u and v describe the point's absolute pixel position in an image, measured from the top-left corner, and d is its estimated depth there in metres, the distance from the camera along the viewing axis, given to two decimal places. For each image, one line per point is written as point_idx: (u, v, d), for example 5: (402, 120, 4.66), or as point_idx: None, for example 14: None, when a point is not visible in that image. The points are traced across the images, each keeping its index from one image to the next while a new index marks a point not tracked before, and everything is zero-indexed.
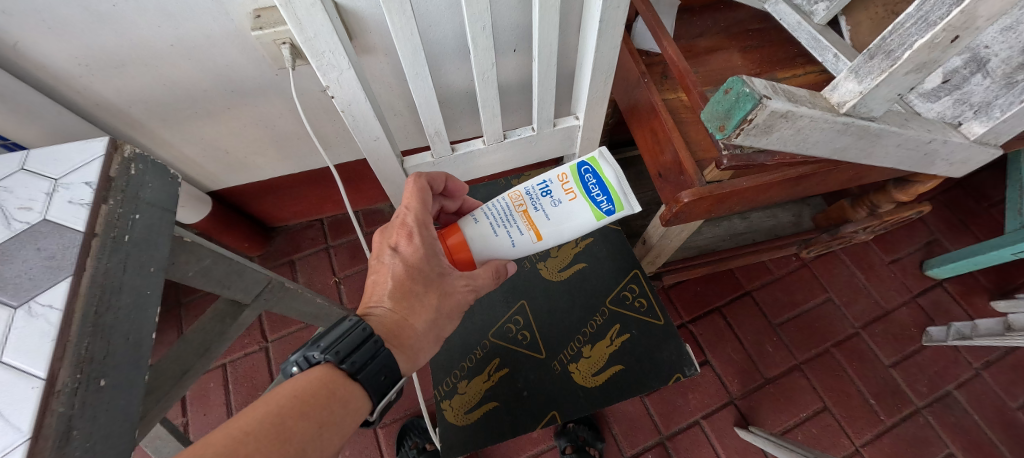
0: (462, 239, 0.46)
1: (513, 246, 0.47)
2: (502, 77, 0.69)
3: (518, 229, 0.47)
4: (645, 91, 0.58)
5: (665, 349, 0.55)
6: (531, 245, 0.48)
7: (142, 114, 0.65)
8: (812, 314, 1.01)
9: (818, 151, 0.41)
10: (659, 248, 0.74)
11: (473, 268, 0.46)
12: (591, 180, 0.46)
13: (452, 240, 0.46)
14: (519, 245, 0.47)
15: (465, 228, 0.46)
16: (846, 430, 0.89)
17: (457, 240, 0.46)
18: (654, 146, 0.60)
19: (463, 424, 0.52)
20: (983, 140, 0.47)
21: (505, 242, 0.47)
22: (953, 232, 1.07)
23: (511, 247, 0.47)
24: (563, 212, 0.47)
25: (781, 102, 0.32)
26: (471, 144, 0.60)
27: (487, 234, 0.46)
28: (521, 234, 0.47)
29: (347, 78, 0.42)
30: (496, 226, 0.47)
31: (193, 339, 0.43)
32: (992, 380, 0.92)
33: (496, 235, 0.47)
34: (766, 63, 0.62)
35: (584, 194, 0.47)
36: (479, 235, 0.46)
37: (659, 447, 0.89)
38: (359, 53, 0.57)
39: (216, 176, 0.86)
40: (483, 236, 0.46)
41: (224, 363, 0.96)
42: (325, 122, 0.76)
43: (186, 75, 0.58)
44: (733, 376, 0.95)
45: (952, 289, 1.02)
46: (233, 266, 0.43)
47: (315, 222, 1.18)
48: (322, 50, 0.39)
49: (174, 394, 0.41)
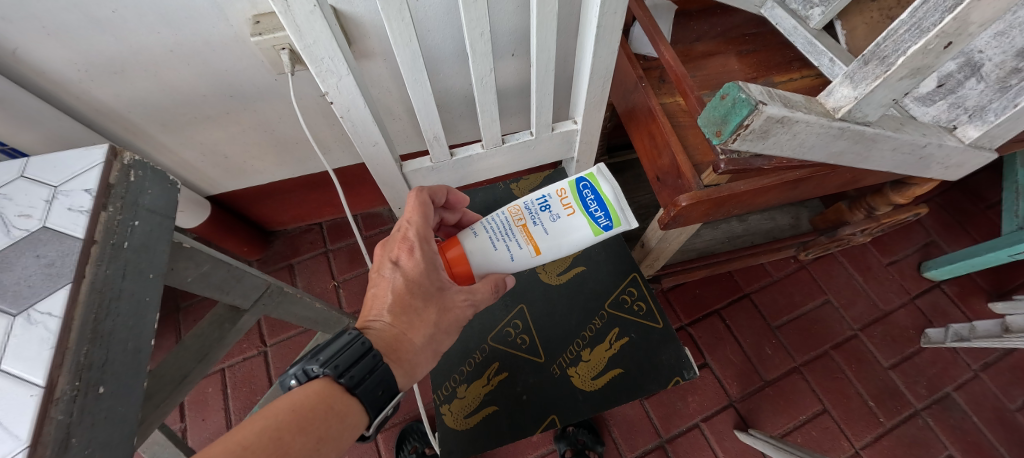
0: (462, 252, 0.46)
1: (512, 260, 0.47)
2: (501, 82, 0.69)
3: (518, 243, 0.47)
4: (643, 96, 0.58)
5: (665, 352, 0.55)
6: (530, 259, 0.48)
7: (141, 119, 0.65)
8: (812, 315, 1.01)
9: (815, 155, 0.41)
10: (658, 251, 0.74)
11: (473, 282, 0.46)
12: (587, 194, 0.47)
13: (451, 253, 0.46)
14: (518, 259, 0.47)
15: (465, 241, 0.47)
16: (846, 432, 0.89)
17: (457, 253, 0.46)
18: (652, 150, 0.60)
19: (462, 428, 0.52)
20: (978, 144, 0.47)
21: (504, 256, 0.47)
22: (951, 233, 1.08)
23: (510, 261, 0.47)
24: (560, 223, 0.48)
25: (777, 108, 0.32)
26: (470, 148, 0.59)
27: (487, 247, 0.47)
28: (520, 248, 0.47)
29: (347, 83, 0.42)
30: (496, 240, 0.47)
31: (192, 344, 0.44)
32: (991, 381, 0.92)
33: (496, 249, 0.47)
34: (763, 67, 0.63)
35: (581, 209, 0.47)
36: (479, 249, 0.46)
37: (659, 450, 0.88)
38: (359, 59, 0.58)
39: (214, 181, 0.86)
40: (483, 249, 0.46)
41: (224, 368, 0.96)
42: (324, 126, 0.76)
43: (186, 80, 0.59)
44: (732, 379, 0.95)
45: (950, 291, 1.02)
46: (232, 271, 0.43)
47: (314, 226, 1.18)
48: (321, 56, 0.39)
49: (173, 401, 0.41)
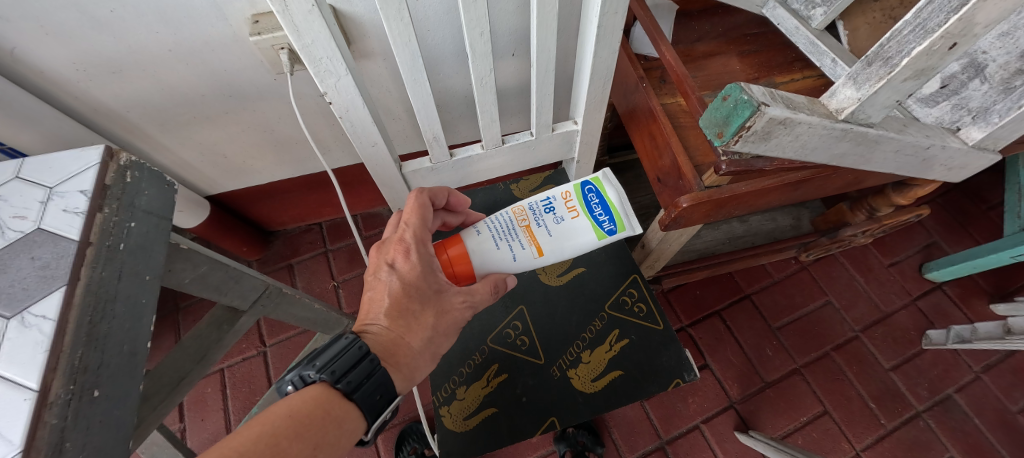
0: (463, 251, 0.45)
1: (514, 261, 0.47)
2: (501, 81, 0.69)
3: (520, 243, 0.47)
4: (643, 96, 0.58)
5: (665, 354, 0.55)
6: (532, 261, 0.47)
7: (140, 118, 0.64)
8: (812, 316, 1.01)
9: (817, 157, 0.41)
10: (658, 252, 0.74)
11: (473, 282, 0.46)
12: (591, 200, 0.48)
13: (452, 252, 0.45)
14: (520, 260, 0.47)
15: (467, 241, 0.46)
16: (846, 434, 0.88)
17: (458, 251, 0.45)
18: (653, 150, 0.60)
19: (461, 430, 0.51)
20: (982, 145, 0.47)
21: (506, 255, 0.46)
22: (952, 234, 1.08)
23: (512, 262, 0.47)
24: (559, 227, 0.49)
25: (780, 109, 0.31)
26: (470, 149, 0.59)
27: (488, 247, 0.46)
28: (523, 249, 0.47)
29: (345, 84, 0.42)
30: (499, 239, 0.47)
31: (190, 346, 0.44)
32: (992, 383, 0.92)
33: (497, 248, 0.46)
34: (764, 67, 0.62)
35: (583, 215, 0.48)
36: (480, 248, 0.46)
37: (660, 452, 0.88)
38: (358, 58, 0.57)
39: (214, 181, 0.86)
40: (484, 249, 0.46)
41: (223, 368, 0.96)
42: (324, 126, 0.75)
43: (185, 80, 0.59)
44: (733, 380, 0.94)
45: (951, 292, 1.02)
46: (230, 273, 0.43)
47: (314, 226, 1.18)
48: (320, 56, 0.39)
49: (170, 402, 0.41)
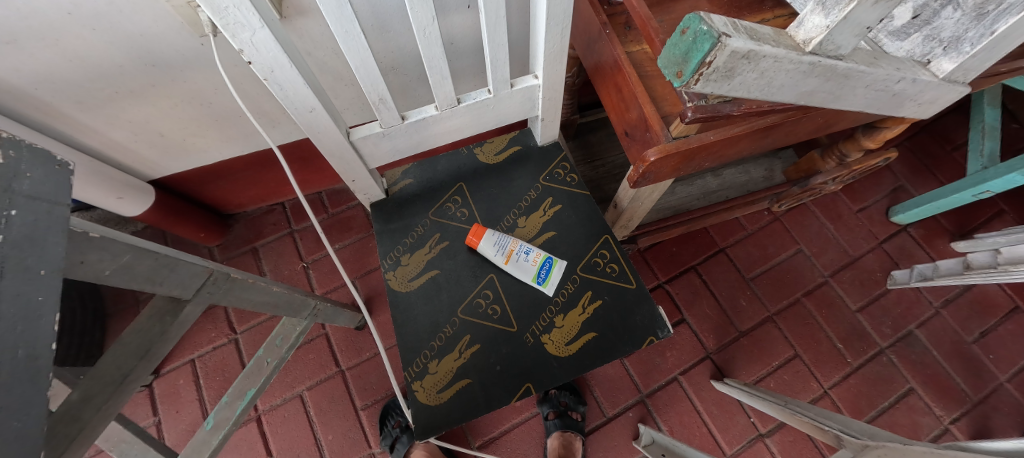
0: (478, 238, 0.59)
1: (499, 248, 0.59)
2: (456, 38, 0.63)
3: (502, 248, 0.59)
4: (608, 45, 0.54)
5: (639, 314, 0.55)
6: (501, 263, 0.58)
7: (53, 97, 0.56)
8: (784, 266, 1.03)
9: (785, 96, 0.38)
10: (631, 211, 0.72)
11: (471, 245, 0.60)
12: (544, 272, 0.58)
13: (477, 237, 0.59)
14: (495, 256, 0.59)
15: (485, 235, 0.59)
16: (815, 374, 0.93)
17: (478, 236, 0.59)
18: (619, 103, 0.56)
19: (435, 403, 0.51)
20: (951, 77, 0.45)
21: (492, 247, 0.59)
22: (918, 177, 1.10)
23: (497, 248, 0.59)
24: (516, 267, 0.58)
25: (742, 41, 0.28)
26: (423, 110, 0.55)
27: (491, 242, 0.59)
28: (497, 254, 0.59)
29: (263, 39, 0.36)
30: (495, 240, 0.59)
31: (130, 341, 0.40)
32: (950, 317, 0.97)
33: (491, 244, 0.59)
34: (733, 8, 0.58)
35: (535, 281, 0.57)
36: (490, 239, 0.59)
37: (640, 405, 0.91)
38: (291, 16, 0.51)
39: (154, 163, 0.79)
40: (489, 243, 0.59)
41: (193, 359, 0.93)
42: (263, 97, 0.69)
43: (100, 50, 0.51)
44: (709, 332, 0.97)
45: (915, 234, 1.05)
46: (161, 260, 0.39)
47: (276, 206, 1.12)
48: (223, 5, 0.32)
49: (116, 401, 0.39)
